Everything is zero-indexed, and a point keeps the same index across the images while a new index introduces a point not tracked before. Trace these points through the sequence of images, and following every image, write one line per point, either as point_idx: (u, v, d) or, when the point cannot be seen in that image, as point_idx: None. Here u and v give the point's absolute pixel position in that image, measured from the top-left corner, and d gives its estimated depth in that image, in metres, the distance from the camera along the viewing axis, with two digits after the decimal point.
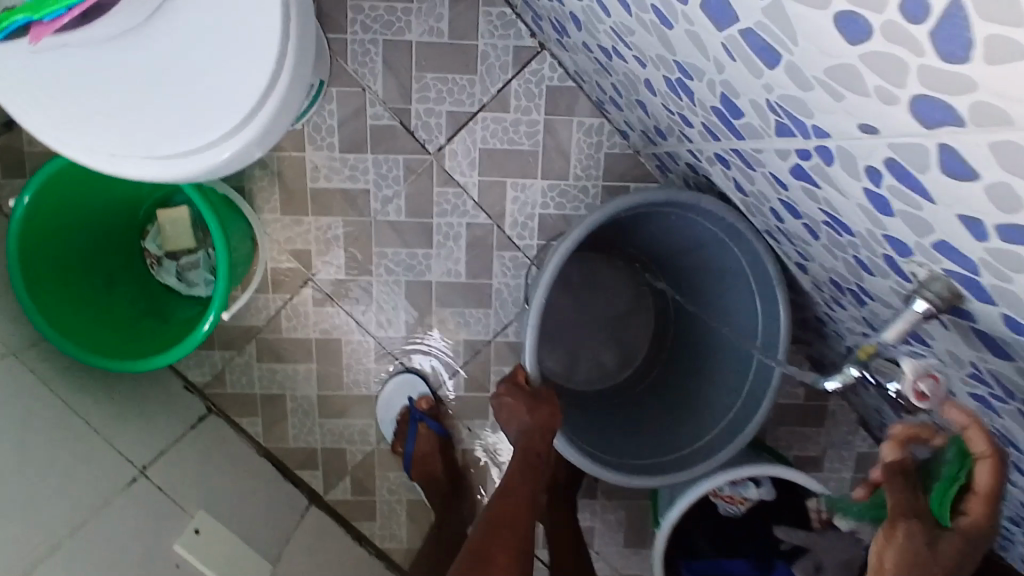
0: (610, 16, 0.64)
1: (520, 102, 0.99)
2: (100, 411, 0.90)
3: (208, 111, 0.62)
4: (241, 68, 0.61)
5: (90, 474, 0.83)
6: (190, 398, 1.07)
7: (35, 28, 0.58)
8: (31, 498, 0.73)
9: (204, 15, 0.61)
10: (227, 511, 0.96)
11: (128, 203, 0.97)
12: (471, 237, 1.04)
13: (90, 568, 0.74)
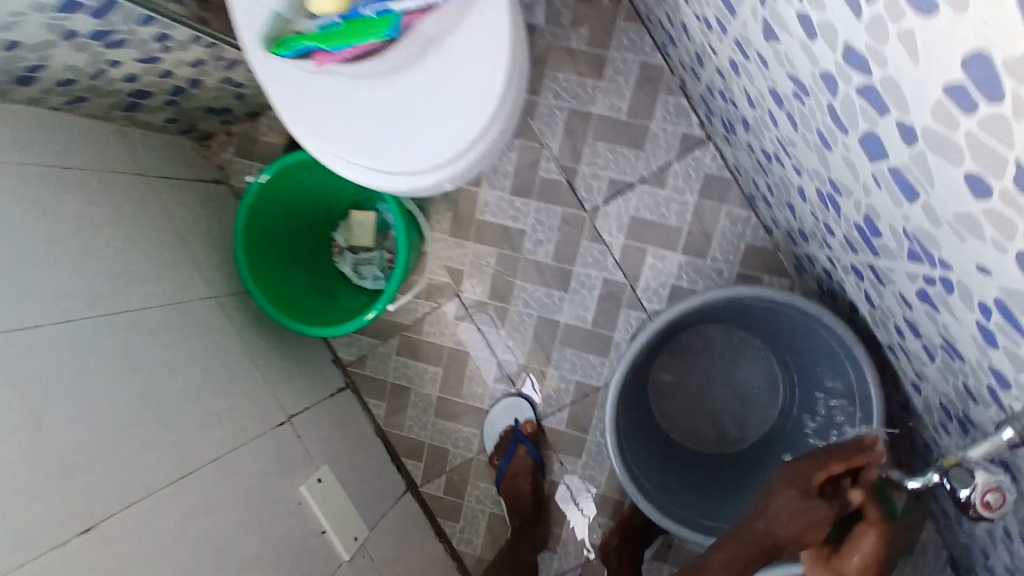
0: (778, 128, 0.74)
1: (676, 182, 1.10)
2: (266, 362, 1.08)
3: (434, 143, 0.76)
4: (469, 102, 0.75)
5: (250, 410, 0.99)
6: (335, 371, 1.24)
7: (322, 54, 0.74)
8: (204, 416, 0.90)
9: (446, 57, 0.75)
10: (344, 473, 1.10)
11: (332, 197, 1.17)
12: (605, 290, 1.14)
13: (234, 482, 0.90)
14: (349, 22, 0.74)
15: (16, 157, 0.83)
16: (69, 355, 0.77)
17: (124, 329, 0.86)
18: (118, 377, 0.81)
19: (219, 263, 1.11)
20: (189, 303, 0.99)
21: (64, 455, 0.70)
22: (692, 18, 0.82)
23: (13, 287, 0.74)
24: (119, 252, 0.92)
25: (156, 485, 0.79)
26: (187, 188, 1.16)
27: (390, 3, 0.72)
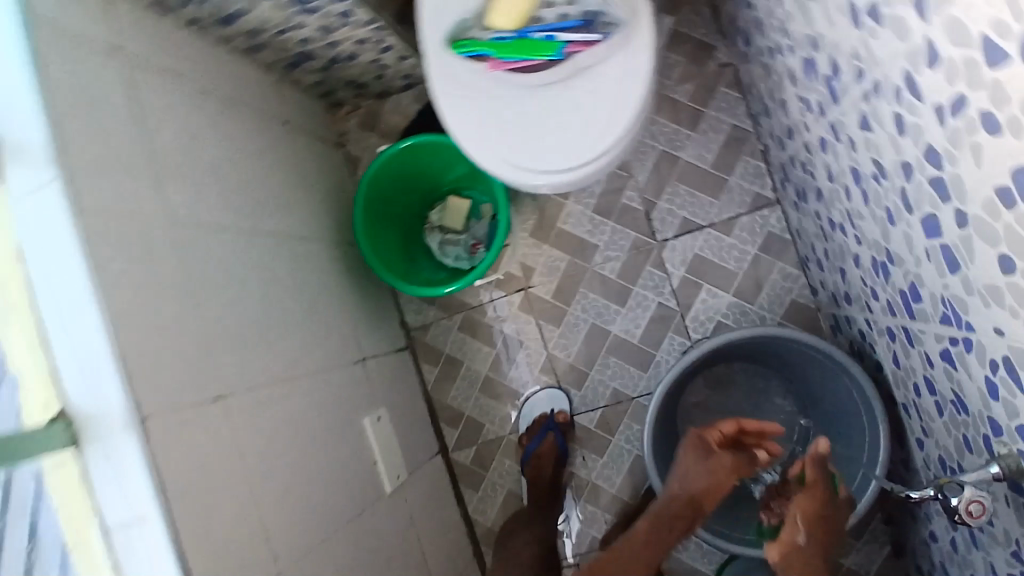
0: (850, 201, 0.88)
1: (740, 233, 1.24)
2: (351, 308, 1.22)
3: (563, 151, 0.92)
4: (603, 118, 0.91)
5: (336, 344, 1.13)
6: (400, 333, 1.37)
7: (493, 60, 0.91)
8: (304, 338, 1.05)
9: (592, 81, 0.90)
10: (397, 420, 1.23)
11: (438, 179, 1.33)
12: (657, 314, 1.28)
13: (319, 397, 1.03)
14: (520, 40, 0.91)
15: (195, 88, 0.99)
16: (220, 257, 0.92)
17: (256, 249, 1.01)
18: (248, 285, 0.96)
19: (330, 215, 1.26)
20: (301, 241, 1.15)
21: (207, 334, 0.85)
22: (793, 97, 0.98)
23: (183, 191, 0.89)
24: (260, 185, 1.08)
25: (266, 381, 0.93)
26: (316, 144, 1.31)
27: (559, 35, 0.89)
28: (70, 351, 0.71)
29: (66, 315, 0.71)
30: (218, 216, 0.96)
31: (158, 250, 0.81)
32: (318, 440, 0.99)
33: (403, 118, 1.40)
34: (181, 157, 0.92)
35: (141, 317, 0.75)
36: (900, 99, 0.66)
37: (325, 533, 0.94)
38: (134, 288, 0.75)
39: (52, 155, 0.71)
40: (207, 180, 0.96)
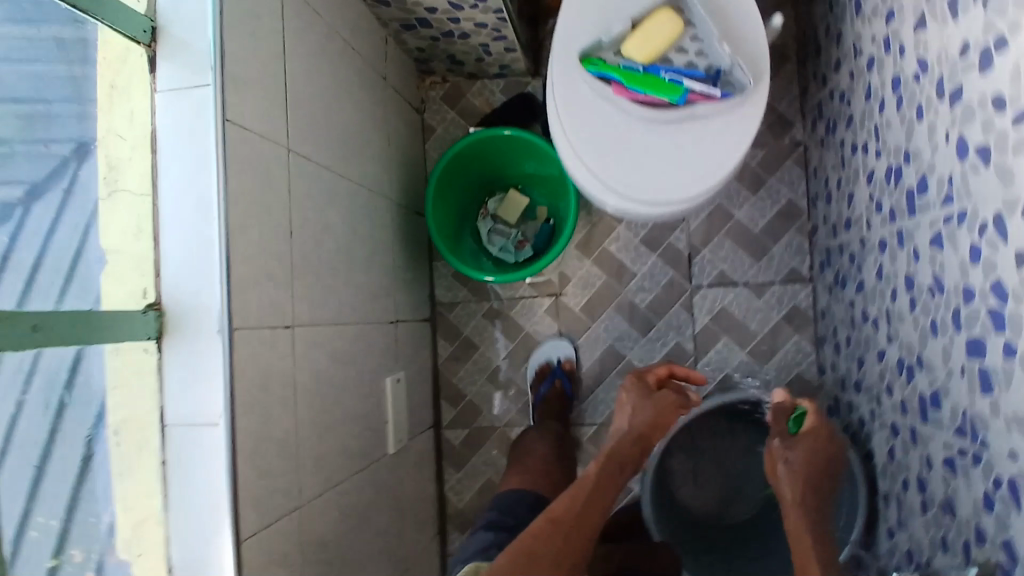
0: (894, 303, 0.97)
1: (770, 299, 1.32)
2: (398, 269, 1.26)
3: (649, 182, 0.99)
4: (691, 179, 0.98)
5: (380, 301, 1.17)
6: (428, 304, 1.40)
7: (619, 86, 0.96)
8: (359, 288, 1.08)
9: (697, 143, 0.98)
10: (410, 386, 1.27)
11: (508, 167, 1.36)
12: (673, 351, 1.35)
13: (359, 347, 1.06)
14: (648, 74, 0.95)
15: (326, 25, 1.03)
16: (317, 193, 0.96)
17: (341, 193, 1.04)
18: (332, 225, 0.99)
19: (397, 176, 1.30)
20: (374, 195, 1.17)
21: (296, 263, 0.88)
22: (864, 195, 1.06)
23: (300, 121, 0.93)
24: (354, 132, 1.11)
25: (327, 319, 0.96)
26: (401, 105, 1.35)
27: (685, 80, 0.94)
28: (181, 246, 0.74)
29: (188, 211, 0.74)
30: (318, 154, 0.98)
31: (275, 170, 0.84)
32: (351, 386, 1.02)
33: (487, 104, 1.44)
34: (304, 88, 0.95)
35: (253, 229, 0.78)
36: (982, 234, 0.74)
37: (341, 475, 0.97)
38: (252, 201, 0.79)
39: (216, 59, 0.74)
40: (316, 112, 0.99)
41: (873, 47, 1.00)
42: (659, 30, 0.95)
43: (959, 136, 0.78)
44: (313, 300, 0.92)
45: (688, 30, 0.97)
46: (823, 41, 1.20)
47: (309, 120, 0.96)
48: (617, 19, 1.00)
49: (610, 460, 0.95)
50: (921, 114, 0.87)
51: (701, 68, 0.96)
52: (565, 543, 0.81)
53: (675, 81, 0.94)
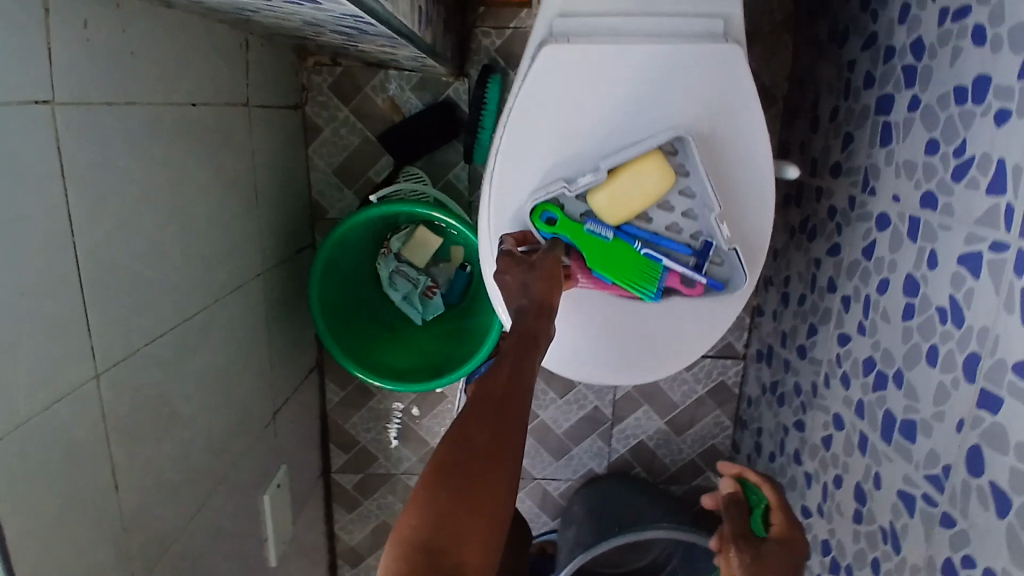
0: (836, 489, 0.89)
1: (697, 372, 1.22)
2: (269, 352, 1.04)
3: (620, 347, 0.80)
4: (575, 347, 0.80)
5: (249, 415, 0.99)
6: (311, 349, 1.22)
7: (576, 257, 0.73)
8: (218, 433, 0.88)
9: (624, 333, 0.79)
10: (291, 473, 1.15)
11: (443, 197, 1.10)
12: (588, 416, 1.25)
13: (222, 500, 0.90)
14: (617, 244, 0.72)
15: (120, 112, 0.66)
16: (142, 386, 0.71)
17: (182, 340, 0.79)
18: (167, 401, 0.76)
19: (265, 230, 1.01)
20: (231, 293, 0.91)
21: (120, 513, 0.67)
22: (829, 344, 0.92)
23: (90, 316, 0.62)
24: (195, 233, 0.81)
25: (171, 528, 0.77)
26: (273, 119, 1.02)
27: (664, 258, 0.72)
28: None
29: None
30: (139, 323, 0.70)
31: (65, 437, 0.59)
32: (211, 561, 0.88)
33: (391, 104, 1.13)
34: (91, 253, 0.62)
35: (40, 562, 0.56)
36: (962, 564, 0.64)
37: None
38: (32, 524, 0.55)
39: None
40: (126, 264, 0.68)
41: (892, 208, 0.78)
42: (632, 192, 0.70)
43: (975, 445, 0.63)
44: (147, 529, 0.73)
45: (679, 182, 0.73)
46: (824, 120, 0.94)
47: (113, 289, 0.66)
48: (590, 159, 0.73)
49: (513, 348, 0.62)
50: (933, 359, 0.70)
51: (686, 236, 0.74)
52: (464, 522, 0.49)
53: (652, 258, 0.72)
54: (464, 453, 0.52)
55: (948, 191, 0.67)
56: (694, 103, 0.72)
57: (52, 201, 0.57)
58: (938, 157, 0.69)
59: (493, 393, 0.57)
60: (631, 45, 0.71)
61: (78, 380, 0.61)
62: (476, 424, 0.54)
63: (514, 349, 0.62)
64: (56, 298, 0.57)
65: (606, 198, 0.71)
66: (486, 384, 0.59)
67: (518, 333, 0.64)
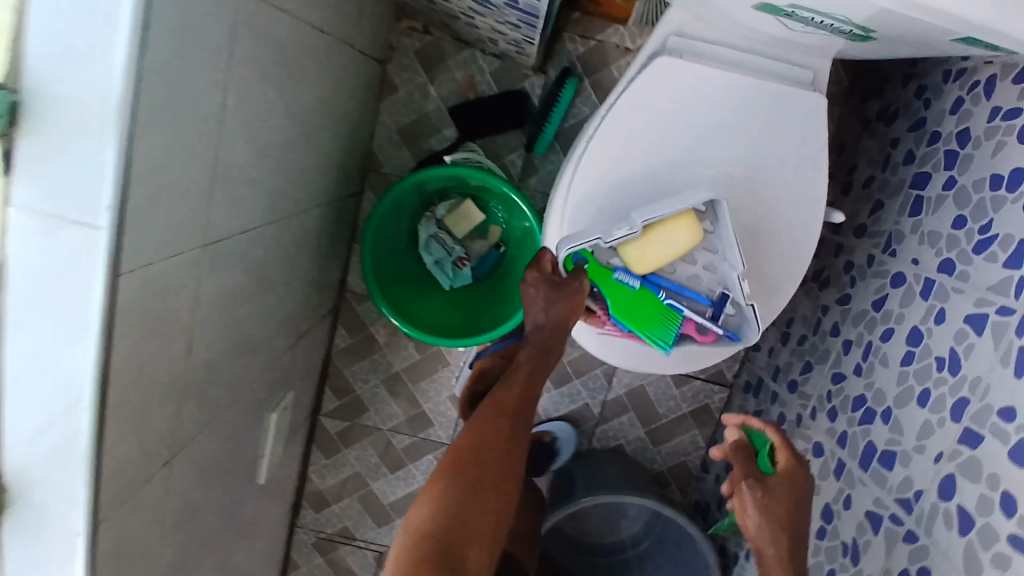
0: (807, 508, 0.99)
1: (686, 390, 1.32)
2: (306, 279, 1.09)
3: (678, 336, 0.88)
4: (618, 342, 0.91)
5: (281, 333, 1.02)
6: (334, 292, 1.27)
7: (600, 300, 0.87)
8: (258, 338, 0.92)
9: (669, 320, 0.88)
10: (292, 402, 1.18)
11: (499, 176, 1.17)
12: (577, 410, 1.33)
13: (244, 403, 0.94)
14: (641, 293, 0.84)
15: (277, 17, 0.72)
16: (228, 270, 0.75)
17: (258, 240, 0.84)
18: (238, 291, 0.80)
19: (331, 165, 1.06)
20: (297, 212, 0.96)
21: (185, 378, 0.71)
22: (822, 381, 1.03)
23: (215, 190, 0.67)
24: (290, 145, 0.87)
25: (209, 409, 0.81)
26: (363, 66, 1.08)
27: (684, 308, 0.84)
28: (29, 423, 0.55)
29: (43, 388, 0.54)
30: (239, 211, 0.75)
31: (180, 291, 0.63)
32: (221, 457, 0.91)
33: (467, 81, 1.19)
34: (230, 132, 0.68)
35: (136, 393, 0.60)
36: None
37: (198, 548, 0.90)
38: (140, 355, 0.59)
39: (115, 196, 0.49)
40: (245, 154, 0.73)
41: (908, 269, 0.90)
42: (664, 248, 0.81)
43: (950, 475, 0.74)
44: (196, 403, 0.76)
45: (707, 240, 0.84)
46: (857, 187, 1.07)
47: (233, 172, 0.71)
48: (675, 175, 0.84)
49: (527, 383, 0.84)
50: (924, 401, 0.81)
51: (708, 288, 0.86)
52: (472, 517, 0.70)
53: (674, 308, 0.84)
54: (470, 468, 0.73)
55: (966, 260, 0.79)
56: (775, 143, 0.83)
57: (222, 78, 0.63)
58: (963, 231, 0.81)
59: (500, 420, 0.79)
60: (737, 76, 0.81)
61: (195, 245, 0.65)
62: (481, 444, 0.76)
63: (519, 386, 0.84)
64: (205, 161, 0.63)
65: (641, 258, 0.82)
66: (495, 411, 0.80)
67: (521, 375, 0.85)
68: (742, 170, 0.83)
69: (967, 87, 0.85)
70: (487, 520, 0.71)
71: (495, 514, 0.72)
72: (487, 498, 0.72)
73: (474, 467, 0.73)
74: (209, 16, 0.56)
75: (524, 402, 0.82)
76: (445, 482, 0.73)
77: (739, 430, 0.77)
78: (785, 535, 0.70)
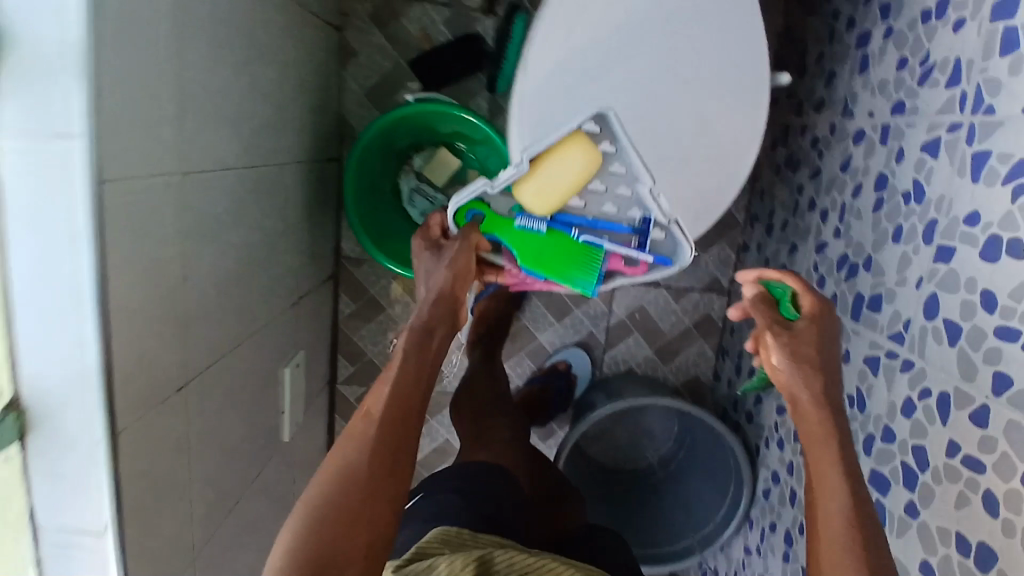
0: None
1: (686, 303, 1.33)
2: (298, 239, 1.12)
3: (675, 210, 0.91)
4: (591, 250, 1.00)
5: (281, 290, 1.06)
6: (331, 259, 1.30)
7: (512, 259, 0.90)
8: (257, 290, 0.96)
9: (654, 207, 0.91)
10: (306, 366, 1.21)
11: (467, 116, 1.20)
12: (584, 340, 1.35)
13: (255, 355, 0.97)
14: (553, 234, 0.88)
15: None
16: (217, 210, 0.79)
17: (243, 189, 0.87)
18: (230, 235, 0.84)
19: (305, 126, 1.10)
20: (278, 168, 0.99)
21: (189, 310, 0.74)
22: (809, 255, 1.05)
23: (192, 126, 0.71)
24: (261, 97, 0.90)
25: (219, 352, 0.84)
26: (321, 29, 1.12)
27: (605, 245, 0.88)
28: (38, 332, 0.58)
29: (47, 295, 0.57)
30: (219, 155, 0.79)
31: (164, 218, 0.66)
32: (240, 407, 0.94)
33: (424, 35, 1.22)
34: (202, 73, 0.73)
35: (140, 306, 0.63)
36: (922, 398, 0.76)
37: (230, 498, 0.93)
38: (135, 277, 0.62)
39: (88, 105, 0.52)
40: (220, 99, 0.78)
41: (868, 124, 0.93)
42: (552, 182, 0.85)
43: (932, 294, 0.76)
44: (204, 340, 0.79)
45: (606, 160, 0.86)
46: (811, 66, 1.09)
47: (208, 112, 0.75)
48: (623, 76, 0.86)
49: (409, 381, 0.66)
50: (898, 236, 0.84)
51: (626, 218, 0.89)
52: (352, 527, 0.57)
53: (591, 242, 0.88)
54: (350, 464, 0.61)
55: (916, 94, 0.83)
56: (718, 22, 0.85)
57: (187, 15, 0.67)
58: (909, 69, 0.84)
59: (375, 445, 0.61)
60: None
61: (178, 174, 0.69)
62: (362, 433, 0.62)
63: (404, 390, 0.65)
64: (179, 92, 0.67)
65: (535, 196, 0.86)
66: (364, 433, 0.62)
67: (418, 357, 0.69)
68: (689, 60, 0.85)
69: None
70: (372, 520, 0.58)
71: (372, 452, 0.61)
72: (369, 505, 0.59)
73: (353, 468, 0.60)
74: None
75: (411, 412, 0.65)
76: (310, 486, 0.61)
77: (760, 282, 0.72)
78: (818, 375, 0.64)
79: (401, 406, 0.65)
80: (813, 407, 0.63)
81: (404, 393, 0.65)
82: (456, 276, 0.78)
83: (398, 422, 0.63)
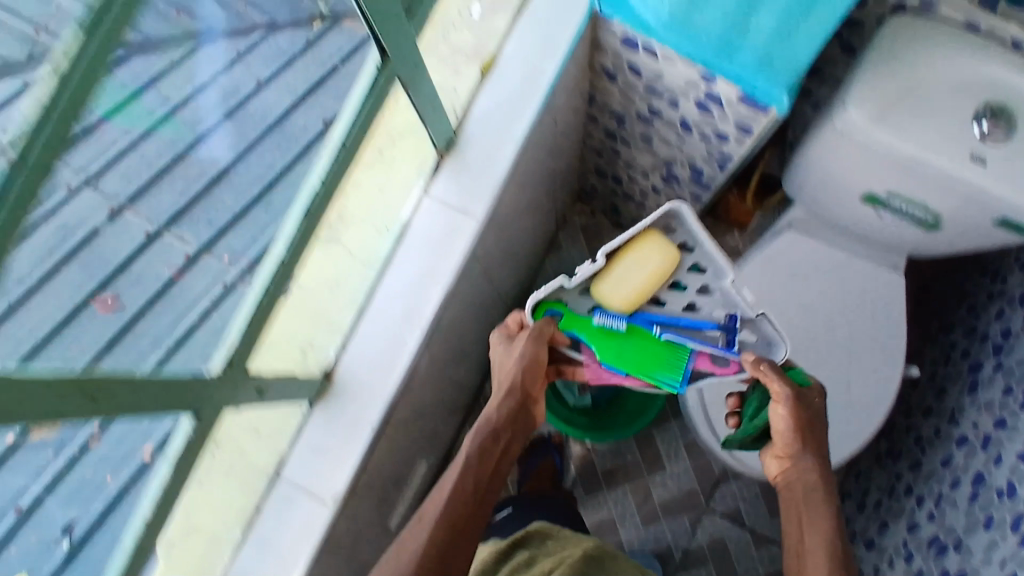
0: None
1: (762, 555, 1.35)
2: (471, 362, 1.34)
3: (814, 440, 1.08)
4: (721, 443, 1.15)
5: (450, 393, 1.26)
6: (476, 393, 1.51)
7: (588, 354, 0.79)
8: (446, 380, 1.17)
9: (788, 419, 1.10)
10: (426, 470, 1.35)
11: None
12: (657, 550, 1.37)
13: (421, 431, 1.15)
14: (632, 331, 0.78)
15: (547, 162, 1.11)
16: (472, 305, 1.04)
17: (479, 301, 1.13)
18: (462, 327, 1.08)
19: (514, 284, 1.39)
20: (495, 302, 1.26)
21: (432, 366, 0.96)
22: (900, 534, 1.17)
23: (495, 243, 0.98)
24: (514, 248, 1.21)
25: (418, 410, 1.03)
26: (549, 225, 1.46)
27: (688, 340, 0.77)
28: (378, 328, 0.80)
29: (399, 306, 0.80)
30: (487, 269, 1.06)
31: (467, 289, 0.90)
32: (395, 466, 1.10)
33: None
34: (510, 214, 1.03)
35: (437, 342, 0.85)
36: None
37: (359, 542, 1.05)
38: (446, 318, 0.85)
39: (489, 203, 0.80)
40: (504, 233, 1.07)
41: (972, 432, 1.12)
42: (628, 280, 0.78)
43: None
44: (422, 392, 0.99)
45: (687, 259, 0.81)
46: (925, 381, 1.31)
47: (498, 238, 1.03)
48: (795, 327, 1.09)
49: (463, 495, 0.77)
50: (988, 525, 0.97)
51: (713, 315, 0.79)
52: None
53: (675, 342, 0.77)
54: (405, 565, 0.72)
55: (1018, 416, 1.02)
56: (872, 313, 1.09)
57: (526, 178, 0.99)
58: (1013, 397, 1.05)
59: (433, 528, 0.74)
60: (841, 277, 1.10)
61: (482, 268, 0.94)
62: (424, 530, 0.75)
63: (456, 493, 0.77)
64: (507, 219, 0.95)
65: (611, 298, 0.78)
66: (428, 522, 0.75)
67: (482, 465, 0.80)
68: (844, 333, 1.09)
69: (1009, 302, 1.15)
70: None
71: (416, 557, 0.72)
72: None
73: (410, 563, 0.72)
74: (543, 138, 0.94)
75: (474, 516, 0.77)
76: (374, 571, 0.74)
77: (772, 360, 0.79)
78: (811, 451, 0.80)
79: (454, 520, 0.76)
80: (801, 483, 0.80)
81: (466, 487, 0.78)
82: (525, 370, 0.79)
83: (458, 513, 0.76)
